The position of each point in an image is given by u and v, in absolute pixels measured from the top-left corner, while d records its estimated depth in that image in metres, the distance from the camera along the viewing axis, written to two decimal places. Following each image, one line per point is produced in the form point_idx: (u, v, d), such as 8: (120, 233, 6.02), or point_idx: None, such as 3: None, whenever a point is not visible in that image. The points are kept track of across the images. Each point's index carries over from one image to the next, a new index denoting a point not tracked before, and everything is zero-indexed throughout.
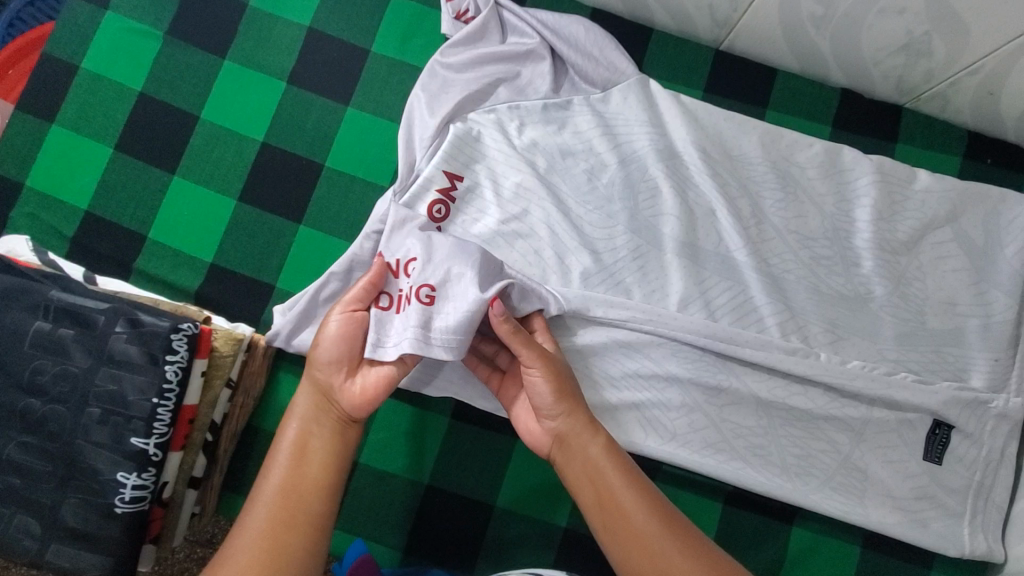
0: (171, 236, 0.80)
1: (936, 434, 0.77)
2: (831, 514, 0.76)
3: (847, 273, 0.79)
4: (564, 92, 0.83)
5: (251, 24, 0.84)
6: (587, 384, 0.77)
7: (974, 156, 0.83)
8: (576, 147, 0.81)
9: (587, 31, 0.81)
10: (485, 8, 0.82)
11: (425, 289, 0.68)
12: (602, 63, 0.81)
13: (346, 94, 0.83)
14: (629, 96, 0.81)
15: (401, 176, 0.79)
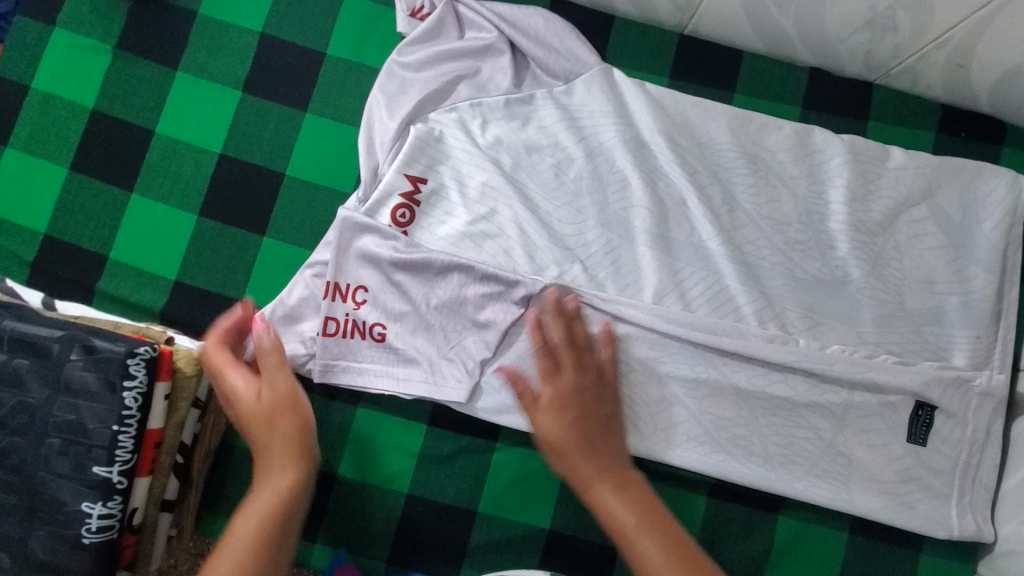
0: (133, 255, 0.78)
1: (920, 415, 0.76)
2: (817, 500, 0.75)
3: (823, 256, 0.78)
4: (526, 86, 0.81)
5: (202, 34, 0.82)
6: None
7: (949, 130, 0.81)
8: (541, 144, 0.79)
9: (546, 22, 0.79)
10: (439, 4, 0.80)
11: (378, 328, 0.75)
12: (564, 55, 0.79)
13: (304, 100, 0.81)
14: (593, 87, 0.79)
15: (364, 182, 0.78)
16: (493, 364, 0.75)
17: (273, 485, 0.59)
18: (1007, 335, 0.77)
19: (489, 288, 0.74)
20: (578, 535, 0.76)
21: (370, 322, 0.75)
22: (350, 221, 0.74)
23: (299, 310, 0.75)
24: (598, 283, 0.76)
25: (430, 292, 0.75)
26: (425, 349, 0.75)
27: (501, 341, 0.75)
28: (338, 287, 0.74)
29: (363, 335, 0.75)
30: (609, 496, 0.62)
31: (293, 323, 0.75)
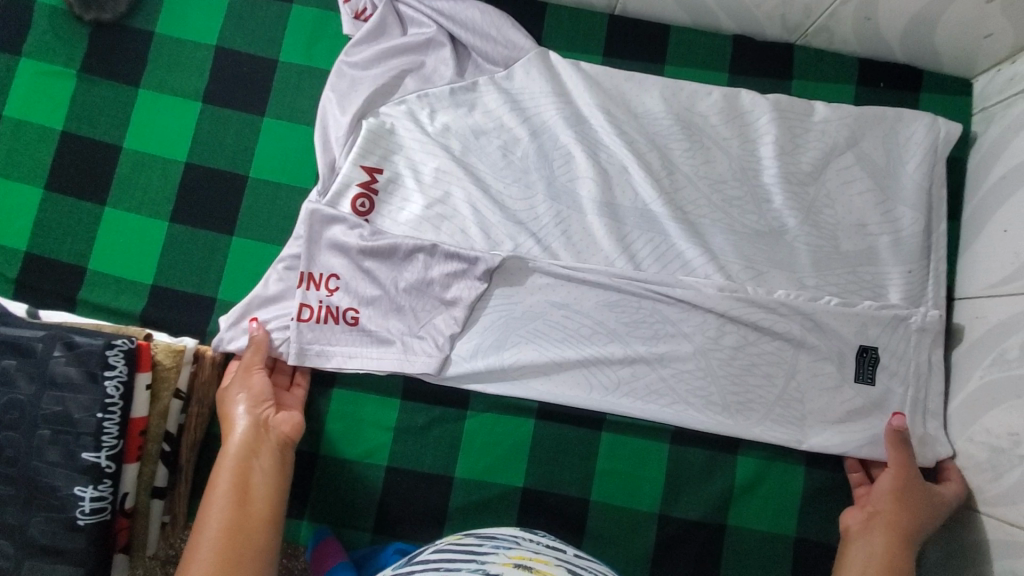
0: (111, 264, 0.83)
1: (865, 356, 0.80)
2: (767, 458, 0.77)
3: (759, 208, 0.82)
4: (469, 75, 0.85)
5: (160, 52, 0.87)
6: (530, 346, 0.80)
7: (868, 82, 0.86)
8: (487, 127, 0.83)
9: (481, 14, 0.83)
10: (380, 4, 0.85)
11: (351, 313, 0.78)
12: (502, 42, 0.84)
13: (261, 105, 0.86)
14: (531, 71, 0.84)
15: (323, 176, 0.82)
16: (461, 338, 0.79)
17: (241, 436, 0.72)
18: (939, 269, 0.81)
19: (453, 266, 0.78)
20: (551, 491, 0.81)
21: (342, 307, 0.78)
22: (319, 213, 0.79)
23: (278, 300, 0.79)
24: (550, 252, 0.81)
25: (395, 275, 0.79)
26: (396, 328, 0.79)
27: (468, 316, 0.79)
28: (312, 275, 0.78)
29: (336, 319, 0.78)
30: None
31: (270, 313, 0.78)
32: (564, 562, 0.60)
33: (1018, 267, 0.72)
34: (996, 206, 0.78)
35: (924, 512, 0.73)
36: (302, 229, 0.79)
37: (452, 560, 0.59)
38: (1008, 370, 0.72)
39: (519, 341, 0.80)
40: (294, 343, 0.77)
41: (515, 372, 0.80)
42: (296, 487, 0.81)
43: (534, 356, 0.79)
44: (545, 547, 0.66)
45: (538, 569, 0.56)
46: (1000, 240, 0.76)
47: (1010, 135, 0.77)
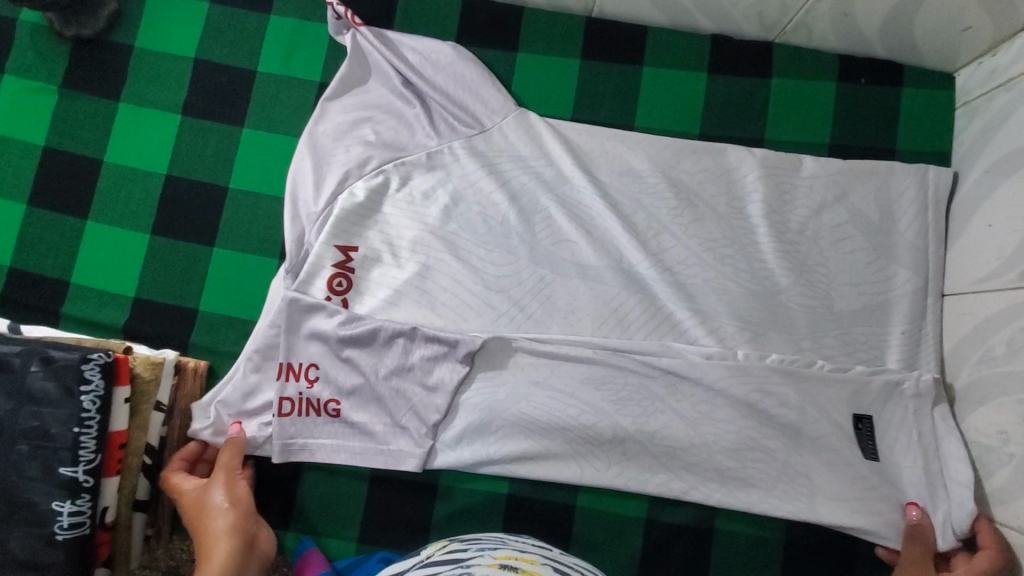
0: (94, 278, 0.83)
1: (862, 427, 0.77)
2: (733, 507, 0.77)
3: (738, 209, 0.82)
4: (444, 135, 0.83)
5: (140, 66, 0.87)
6: (513, 430, 0.78)
7: (849, 78, 0.85)
8: (469, 138, 0.82)
9: (464, 71, 0.83)
10: (353, 46, 0.83)
11: (333, 404, 0.79)
12: (473, 78, 0.83)
13: (240, 116, 0.86)
14: (509, 134, 0.83)
15: (292, 253, 0.81)
16: (443, 425, 0.79)
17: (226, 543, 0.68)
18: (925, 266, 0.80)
19: (432, 349, 0.79)
20: (535, 497, 0.80)
21: (323, 399, 0.78)
22: (294, 302, 0.78)
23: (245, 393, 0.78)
24: (523, 318, 0.81)
25: (375, 364, 0.79)
26: (379, 418, 0.79)
27: (451, 402, 0.79)
28: (292, 367, 0.78)
29: (318, 411, 0.78)
30: None
31: (250, 402, 0.78)
32: (550, 561, 0.59)
33: (1003, 263, 0.71)
34: (979, 201, 0.77)
35: None
36: (275, 318, 0.79)
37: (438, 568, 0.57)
38: (995, 367, 0.71)
39: (503, 428, 0.79)
40: (277, 439, 0.77)
41: (497, 461, 0.79)
42: (281, 498, 0.81)
43: (518, 439, 0.79)
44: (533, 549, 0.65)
45: (526, 568, 0.55)
46: (982, 235, 0.75)
47: (992, 131, 0.76)
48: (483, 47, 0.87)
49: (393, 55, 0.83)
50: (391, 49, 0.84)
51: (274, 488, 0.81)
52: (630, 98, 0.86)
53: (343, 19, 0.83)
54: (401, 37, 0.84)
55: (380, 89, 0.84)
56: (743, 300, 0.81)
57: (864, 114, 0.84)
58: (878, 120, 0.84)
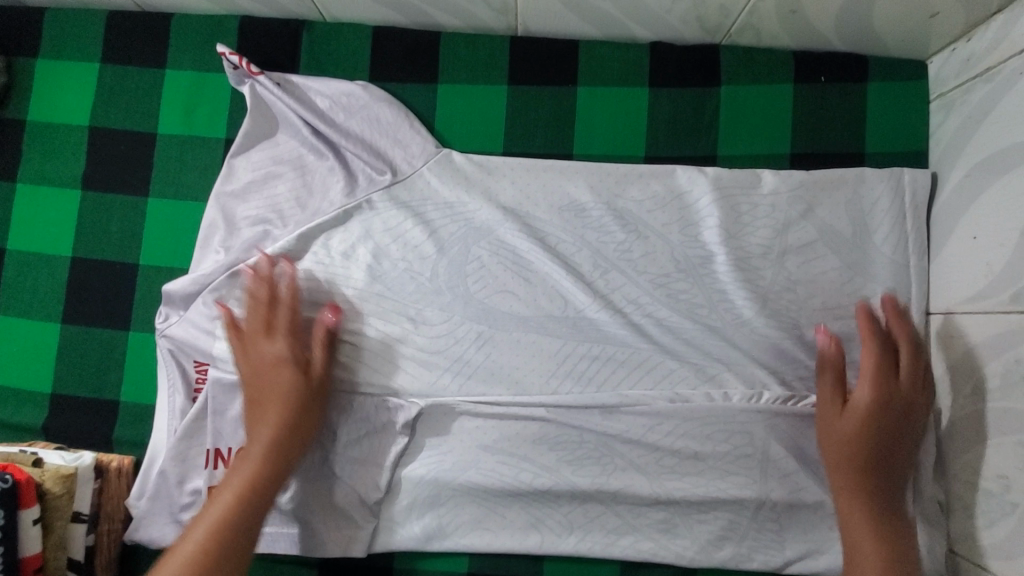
0: (6, 376, 0.77)
1: None
2: (708, 562, 0.72)
3: (693, 237, 0.74)
4: (360, 189, 0.75)
5: (34, 140, 0.80)
6: (468, 500, 0.73)
7: (806, 77, 0.75)
8: (388, 187, 0.75)
9: (376, 112, 0.76)
10: (253, 98, 0.76)
11: None
12: (388, 122, 0.76)
13: (144, 185, 0.79)
14: (432, 181, 0.76)
15: (202, 327, 0.74)
16: (389, 503, 0.73)
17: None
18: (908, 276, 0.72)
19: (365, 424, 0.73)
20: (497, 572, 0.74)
21: None
22: (219, 381, 0.73)
23: (172, 492, 0.72)
24: (467, 380, 0.74)
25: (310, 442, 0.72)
26: (322, 499, 0.73)
27: (392, 478, 0.73)
28: (220, 453, 0.72)
29: None
30: (850, 514, 0.65)
31: (179, 489, 0.73)
32: None
33: (992, 281, 0.63)
34: (960, 209, 0.68)
35: (908, 415, 0.67)
36: (201, 398, 0.73)
37: None
38: (989, 402, 0.62)
39: (455, 499, 0.73)
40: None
41: (451, 535, 0.73)
42: None
43: (472, 508, 0.73)
44: None
45: None
46: (968, 249, 0.67)
47: (972, 128, 0.67)
48: (400, 82, 0.79)
49: (301, 105, 0.76)
50: (298, 97, 0.76)
51: None
52: (565, 123, 0.78)
53: (241, 68, 0.75)
54: (309, 82, 0.77)
55: (292, 143, 0.77)
56: (707, 338, 0.73)
57: (827, 116, 0.76)
58: (843, 121, 0.75)
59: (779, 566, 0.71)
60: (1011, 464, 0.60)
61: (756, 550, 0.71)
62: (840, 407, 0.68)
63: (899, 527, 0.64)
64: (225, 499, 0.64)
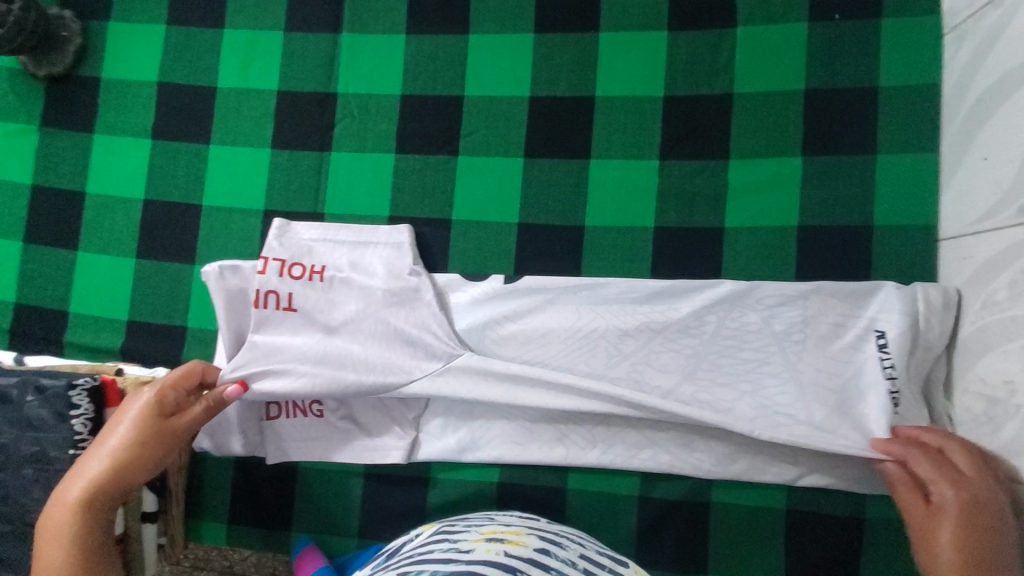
0: (90, 305, 0.87)
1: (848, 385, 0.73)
2: (723, 474, 0.76)
3: (709, 172, 0.79)
4: (405, 364, 0.77)
5: (109, 96, 0.89)
6: (497, 414, 0.78)
7: (820, 17, 0.79)
8: (428, 367, 0.77)
9: (412, 296, 0.79)
10: (281, 283, 0.79)
11: (316, 405, 0.79)
12: (418, 301, 0.79)
13: (205, 133, 0.88)
14: (440, 382, 0.77)
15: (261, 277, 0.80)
16: (427, 416, 0.80)
17: (75, 500, 0.62)
18: (972, 163, 0.70)
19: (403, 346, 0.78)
20: (525, 482, 0.80)
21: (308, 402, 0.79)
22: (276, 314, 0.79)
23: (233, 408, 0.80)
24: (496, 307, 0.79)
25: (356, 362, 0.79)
26: (366, 413, 0.80)
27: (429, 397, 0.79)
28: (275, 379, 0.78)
29: (304, 412, 0.80)
30: None
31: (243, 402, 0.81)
32: (535, 530, 0.60)
33: (1001, 199, 0.65)
34: (971, 134, 0.70)
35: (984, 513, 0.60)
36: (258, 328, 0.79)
37: (427, 543, 0.58)
38: (999, 313, 0.65)
39: (487, 413, 0.79)
40: (272, 442, 0.80)
41: (482, 445, 0.79)
42: (278, 500, 0.83)
43: (501, 422, 0.78)
44: (512, 529, 0.60)
45: (509, 539, 0.56)
46: (981, 169, 0.69)
47: (982, 55, 0.69)
48: (433, 34, 0.85)
49: (332, 283, 0.79)
50: (335, 272, 0.80)
51: (275, 492, 0.83)
52: (588, 67, 0.82)
53: (277, 272, 0.79)
54: (368, 240, 0.82)
55: (309, 352, 0.78)
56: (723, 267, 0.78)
57: (841, 54, 0.78)
58: (859, 57, 0.78)
59: (792, 479, 0.75)
60: (1014, 367, 0.62)
61: (768, 463, 0.75)
62: (924, 513, 0.63)
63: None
64: (72, 496, 0.62)
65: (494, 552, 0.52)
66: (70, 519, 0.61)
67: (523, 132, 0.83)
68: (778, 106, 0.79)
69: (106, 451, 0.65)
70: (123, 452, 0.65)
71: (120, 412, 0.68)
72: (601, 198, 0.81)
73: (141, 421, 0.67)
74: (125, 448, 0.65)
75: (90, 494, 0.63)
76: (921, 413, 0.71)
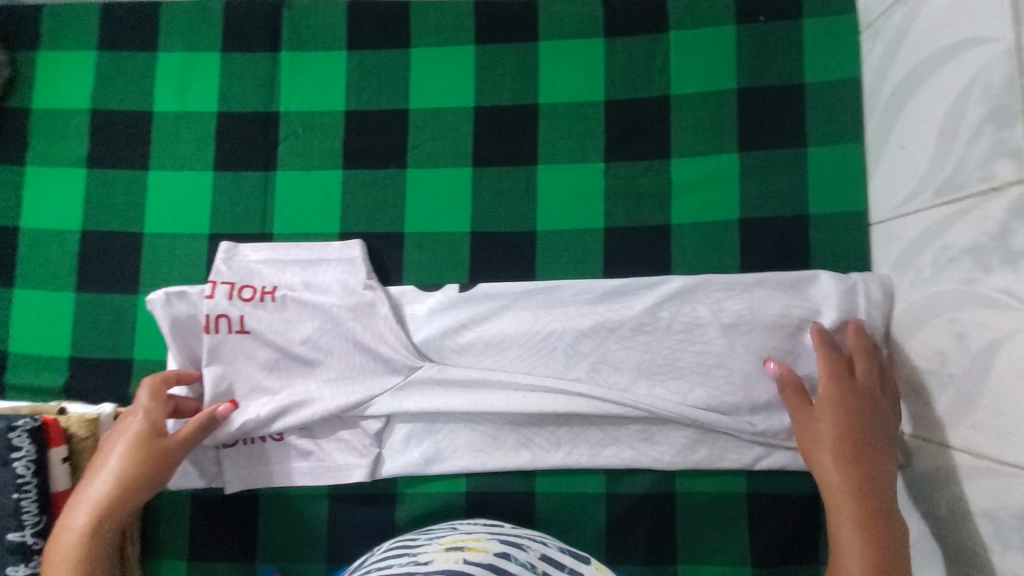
0: (27, 343, 0.83)
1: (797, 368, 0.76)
2: (686, 465, 0.77)
3: (652, 171, 0.82)
4: (366, 382, 0.77)
5: (38, 125, 0.86)
6: (460, 423, 0.78)
7: (746, 19, 0.82)
8: (389, 384, 0.77)
9: (368, 310, 0.78)
10: (231, 306, 0.77)
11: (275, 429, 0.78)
12: (374, 315, 0.78)
13: (144, 159, 0.85)
14: (402, 399, 0.77)
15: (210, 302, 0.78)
16: (389, 431, 0.79)
17: (75, 527, 0.64)
18: (893, 151, 0.74)
19: (362, 362, 0.78)
20: (493, 490, 0.79)
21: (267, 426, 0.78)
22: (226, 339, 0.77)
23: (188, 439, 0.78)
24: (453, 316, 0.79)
25: (314, 382, 0.78)
26: (326, 433, 0.78)
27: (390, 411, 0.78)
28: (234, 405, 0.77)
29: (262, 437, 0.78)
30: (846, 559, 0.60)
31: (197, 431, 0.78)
32: (496, 536, 0.60)
33: (920, 182, 0.69)
34: (890, 124, 0.75)
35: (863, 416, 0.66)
36: (210, 354, 0.77)
37: (386, 557, 0.57)
38: (927, 290, 0.69)
39: (450, 423, 0.78)
40: (230, 470, 0.78)
41: (447, 456, 0.78)
42: (241, 530, 0.80)
43: (465, 431, 0.78)
44: (473, 537, 0.60)
45: (471, 548, 0.56)
46: (900, 156, 0.73)
47: (893, 50, 0.74)
48: (375, 49, 0.85)
49: (284, 303, 0.78)
50: (287, 291, 0.78)
51: (236, 523, 0.80)
52: (529, 75, 0.84)
53: (226, 295, 0.77)
54: (319, 257, 0.81)
55: (268, 379, 0.77)
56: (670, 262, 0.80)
57: (768, 54, 0.82)
58: (784, 55, 0.82)
59: (751, 463, 0.76)
60: (944, 340, 0.66)
61: (727, 449, 0.77)
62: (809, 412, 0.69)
63: (885, 523, 0.61)
64: (80, 526, 0.64)
65: (452, 561, 0.52)
66: (77, 546, 0.63)
67: (470, 142, 0.84)
68: (713, 105, 0.82)
69: (108, 474, 0.66)
70: (122, 476, 0.66)
71: (117, 433, 0.69)
72: (550, 203, 0.83)
73: (136, 444, 0.68)
74: (123, 472, 0.66)
75: (96, 523, 0.65)
76: None
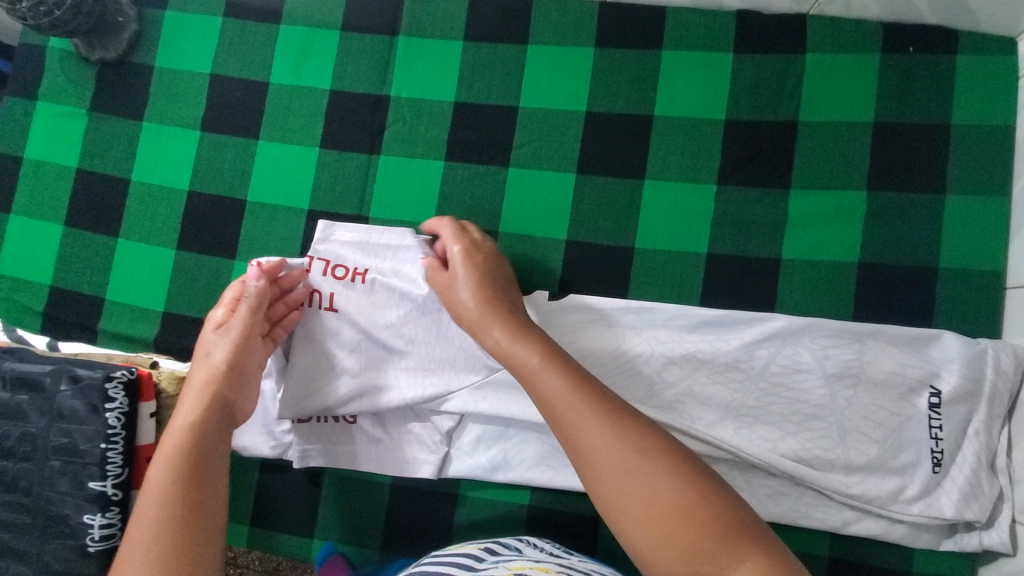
0: (126, 293, 0.86)
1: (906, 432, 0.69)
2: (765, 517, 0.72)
3: (768, 200, 0.77)
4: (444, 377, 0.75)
5: (160, 85, 0.89)
6: (533, 435, 0.76)
7: (894, 49, 0.76)
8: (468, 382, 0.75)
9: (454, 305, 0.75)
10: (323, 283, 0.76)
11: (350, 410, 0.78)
12: None
13: (255, 129, 0.87)
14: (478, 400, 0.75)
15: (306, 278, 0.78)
16: (460, 431, 0.78)
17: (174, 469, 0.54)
18: None
19: (441, 356, 0.76)
20: (556, 506, 0.77)
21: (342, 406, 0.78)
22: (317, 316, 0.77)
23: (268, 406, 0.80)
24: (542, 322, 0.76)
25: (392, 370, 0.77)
26: (398, 422, 0.78)
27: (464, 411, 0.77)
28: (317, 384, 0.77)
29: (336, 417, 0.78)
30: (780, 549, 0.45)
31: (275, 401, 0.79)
32: (564, 568, 0.54)
33: None
34: None
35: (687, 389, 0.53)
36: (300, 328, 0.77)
37: None
38: None
39: (523, 432, 0.76)
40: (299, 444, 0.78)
41: (515, 465, 0.76)
42: (303, 506, 0.81)
43: (536, 443, 0.76)
44: (542, 566, 0.54)
45: None
46: None
47: None
48: (492, 42, 0.84)
49: (373, 285, 0.76)
50: (377, 274, 0.76)
51: (300, 497, 0.81)
52: (648, 85, 0.81)
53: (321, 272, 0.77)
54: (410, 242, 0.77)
55: (350, 358, 0.76)
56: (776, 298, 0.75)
57: (913, 88, 0.76)
58: (931, 92, 0.75)
59: (838, 526, 0.71)
60: None
61: (813, 507, 0.72)
62: None
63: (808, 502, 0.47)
64: (160, 474, 0.54)
65: None
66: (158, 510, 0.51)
67: (577, 147, 0.81)
68: (843, 137, 0.76)
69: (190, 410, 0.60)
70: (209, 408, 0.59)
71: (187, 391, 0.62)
72: (653, 220, 0.79)
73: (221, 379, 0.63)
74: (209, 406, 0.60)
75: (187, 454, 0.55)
76: (978, 468, 0.68)
